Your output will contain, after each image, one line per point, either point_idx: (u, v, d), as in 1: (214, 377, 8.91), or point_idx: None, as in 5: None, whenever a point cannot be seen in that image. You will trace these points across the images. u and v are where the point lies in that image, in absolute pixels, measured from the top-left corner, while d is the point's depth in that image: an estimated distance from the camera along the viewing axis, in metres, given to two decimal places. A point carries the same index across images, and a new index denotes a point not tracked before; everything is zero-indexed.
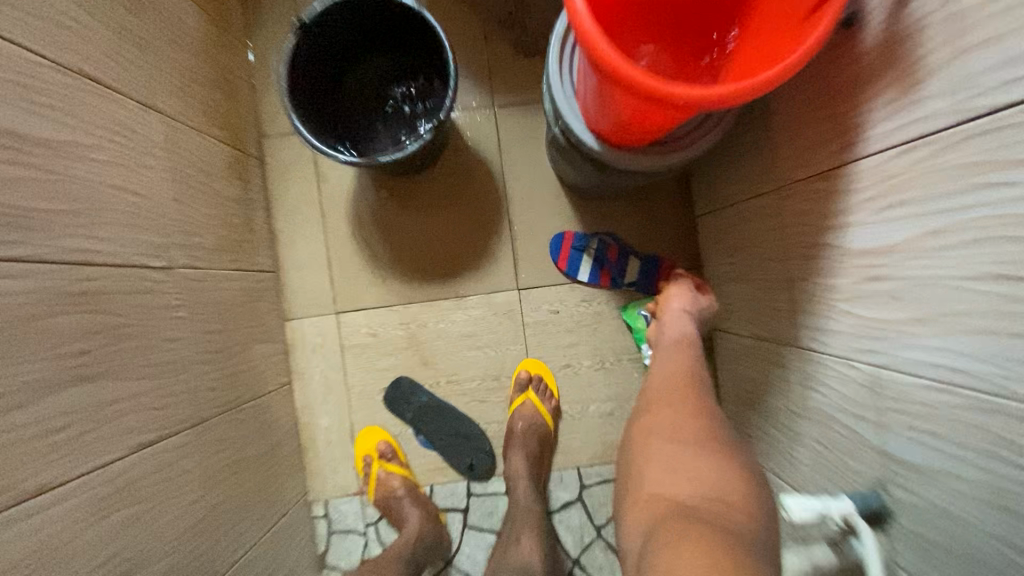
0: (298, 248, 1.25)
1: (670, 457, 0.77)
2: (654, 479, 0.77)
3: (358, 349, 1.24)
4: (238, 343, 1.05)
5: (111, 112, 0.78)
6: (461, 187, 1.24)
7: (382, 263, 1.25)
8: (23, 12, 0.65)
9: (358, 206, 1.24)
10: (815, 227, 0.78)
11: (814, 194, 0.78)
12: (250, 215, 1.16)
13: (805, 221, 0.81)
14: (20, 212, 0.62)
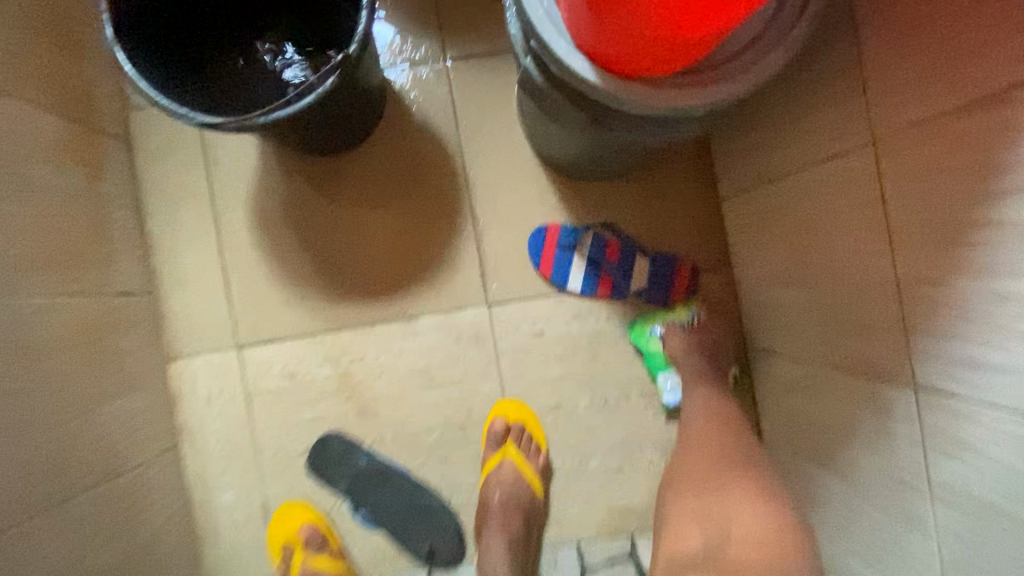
0: (182, 262, 0.91)
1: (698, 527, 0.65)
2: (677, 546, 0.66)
3: (271, 396, 0.91)
4: (72, 404, 0.71)
5: None
6: (406, 170, 0.91)
7: (299, 278, 0.91)
8: None
9: (264, 201, 0.91)
10: (957, 192, 0.48)
11: (959, 140, 0.47)
12: (101, 216, 0.82)
13: (935, 186, 0.50)
14: None
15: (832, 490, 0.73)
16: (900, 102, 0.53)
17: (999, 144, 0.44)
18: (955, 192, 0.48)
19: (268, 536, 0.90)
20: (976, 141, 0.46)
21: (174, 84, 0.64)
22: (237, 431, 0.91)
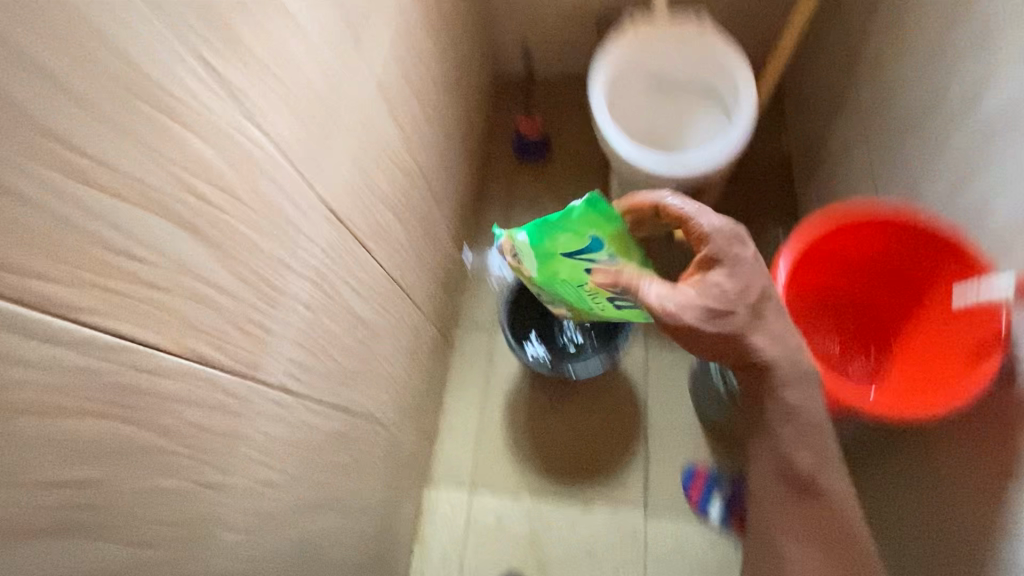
0: (454, 422, 1.43)
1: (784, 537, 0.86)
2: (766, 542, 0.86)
3: (483, 531, 1.32)
4: (398, 497, 1.19)
5: (400, 308, 1.11)
6: (608, 401, 1.40)
7: (523, 453, 1.38)
8: (387, 244, 1.01)
9: (515, 398, 1.44)
10: (977, 541, 0.83)
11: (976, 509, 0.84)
12: (433, 385, 1.39)
13: (970, 533, 0.85)
14: (347, 373, 0.88)
15: None
16: (943, 469, 0.90)
17: (994, 519, 0.80)
18: (978, 540, 0.83)
19: None
20: (984, 513, 0.82)
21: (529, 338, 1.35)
22: (453, 549, 1.31)
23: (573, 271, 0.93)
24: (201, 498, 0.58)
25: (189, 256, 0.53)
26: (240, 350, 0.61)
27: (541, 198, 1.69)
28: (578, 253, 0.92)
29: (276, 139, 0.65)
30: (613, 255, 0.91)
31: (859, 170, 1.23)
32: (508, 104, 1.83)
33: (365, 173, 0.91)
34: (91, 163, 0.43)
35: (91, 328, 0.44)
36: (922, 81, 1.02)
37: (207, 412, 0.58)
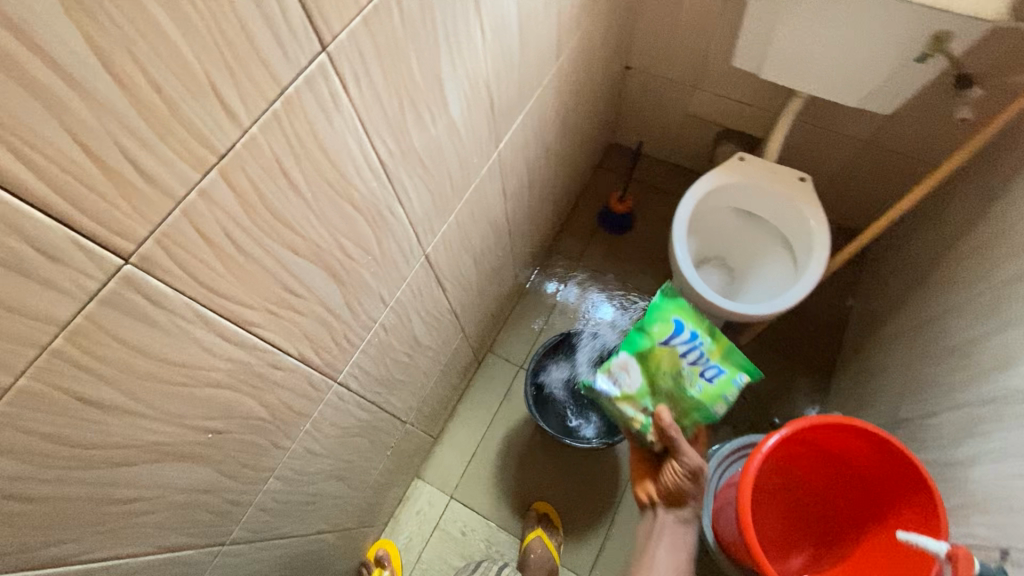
0: (458, 433, 1.62)
1: None
2: None
3: (445, 535, 1.50)
4: (388, 483, 1.37)
5: (451, 332, 1.29)
6: (593, 471, 1.55)
7: (505, 484, 1.55)
8: (459, 284, 1.19)
9: (516, 434, 1.60)
10: None
11: None
12: (451, 398, 1.57)
13: None
14: (391, 380, 1.07)
15: None
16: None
17: None
18: None
19: (376, 544, 1.46)
20: None
21: (550, 411, 1.48)
22: (416, 540, 1.49)
23: (673, 362, 1.07)
24: (270, 456, 0.77)
25: (325, 291, 0.72)
26: (329, 357, 0.80)
27: (605, 267, 1.83)
28: (669, 341, 1.07)
29: (408, 210, 0.83)
30: (709, 345, 1.07)
31: (898, 367, 1.29)
32: (606, 171, 1.96)
33: (465, 229, 1.09)
34: (297, 237, 0.62)
35: (256, 338, 0.63)
36: (975, 321, 1.08)
37: (295, 399, 0.76)
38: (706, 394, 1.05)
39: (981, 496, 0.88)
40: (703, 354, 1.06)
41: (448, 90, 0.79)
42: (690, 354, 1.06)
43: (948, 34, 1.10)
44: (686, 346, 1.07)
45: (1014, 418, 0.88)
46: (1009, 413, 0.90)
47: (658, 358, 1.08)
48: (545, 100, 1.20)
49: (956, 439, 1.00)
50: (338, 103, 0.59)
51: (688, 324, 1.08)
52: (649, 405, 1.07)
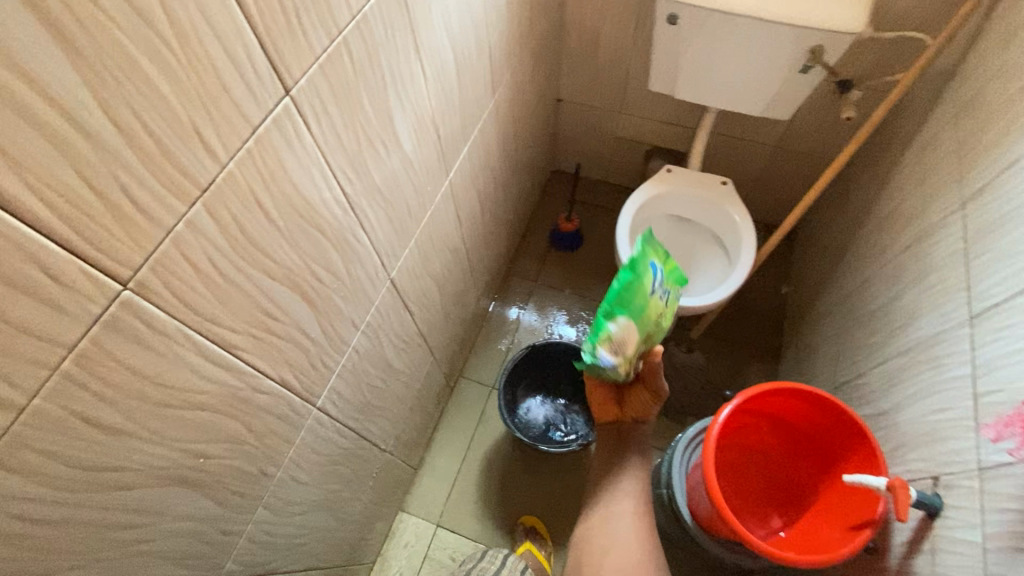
0: (438, 461, 1.63)
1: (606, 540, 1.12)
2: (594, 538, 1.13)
3: (436, 564, 1.50)
4: (374, 517, 1.37)
5: (421, 357, 1.34)
6: (573, 478, 1.60)
7: (489, 504, 1.57)
8: (424, 308, 1.25)
9: (495, 453, 1.64)
10: None
11: None
12: (428, 425, 1.59)
13: None
14: (368, 406, 1.10)
15: None
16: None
17: None
18: None
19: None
20: None
21: (524, 421, 1.55)
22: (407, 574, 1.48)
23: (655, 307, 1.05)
24: (258, 484, 0.79)
25: (301, 316, 0.77)
26: (309, 381, 0.84)
27: (561, 283, 1.93)
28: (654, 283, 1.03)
29: (371, 236, 0.90)
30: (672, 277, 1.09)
31: (831, 339, 1.43)
32: (551, 196, 2.09)
33: (425, 255, 1.16)
34: (273, 263, 0.67)
35: (241, 361, 0.67)
36: (885, 287, 1.23)
37: (280, 423, 0.80)
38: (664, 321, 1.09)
39: (909, 435, 1.00)
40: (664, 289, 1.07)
41: (398, 125, 0.88)
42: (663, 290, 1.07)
43: (820, 49, 1.29)
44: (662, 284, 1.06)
45: (925, 363, 1.01)
46: (921, 359, 1.03)
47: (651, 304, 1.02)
48: (486, 132, 1.31)
49: (883, 391, 1.12)
50: (303, 141, 0.66)
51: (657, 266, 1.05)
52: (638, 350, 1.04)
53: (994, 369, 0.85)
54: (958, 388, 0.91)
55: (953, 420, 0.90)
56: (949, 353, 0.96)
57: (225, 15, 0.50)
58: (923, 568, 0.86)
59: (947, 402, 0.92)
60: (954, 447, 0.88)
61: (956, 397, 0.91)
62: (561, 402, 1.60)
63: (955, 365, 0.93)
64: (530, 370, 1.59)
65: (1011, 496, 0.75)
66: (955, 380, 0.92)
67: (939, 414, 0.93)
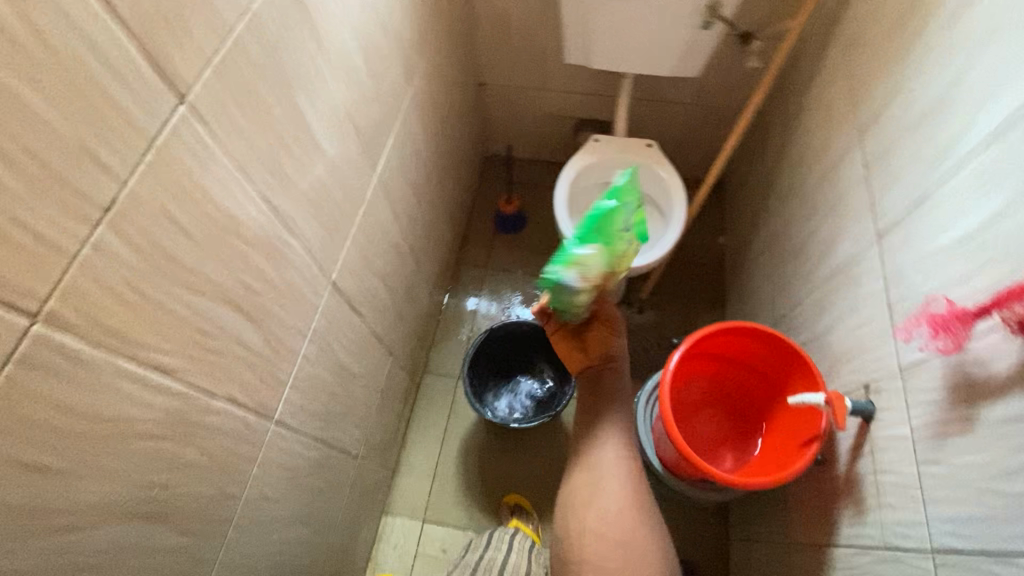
0: (415, 458, 1.63)
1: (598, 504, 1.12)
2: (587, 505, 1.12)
3: (428, 558, 1.51)
4: (357, 524, 1.37)
5: (379, 357, 1.33)
6: (550, 452, 1.63)
7: (471, 490, 1.58)
8: (374, 307, 1.24)
9: (470, 441, 1.65)
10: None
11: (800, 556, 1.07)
12: (399, 425, 1.59)
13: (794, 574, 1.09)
14: (330, 413, 1.09)
15: None
16: (787, 530, 1.14)
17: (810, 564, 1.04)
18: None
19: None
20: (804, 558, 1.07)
21: (493, 403, 1.57)
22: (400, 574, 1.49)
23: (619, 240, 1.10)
24: (223, 506, 0.77)
25: (239, 330, 0.75)
26: (260, 395, 0.82)
27: (511, 265, 1.95)
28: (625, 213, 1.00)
29: (302, 240, 0.88)
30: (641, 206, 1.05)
31: (766, 277, 1.52)
32: (490, 181, 2.10)
33: (365, 253, 1.15)
34: (198, 279, 0.65)
35: (181, 383, 0.65)
36: (805, 220, 1.32)
37: (236, 442, 0.78)
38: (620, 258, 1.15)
39: (841, 351, 1.08)
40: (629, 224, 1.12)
41: (312, 125, 0.86)
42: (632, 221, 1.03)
43: (717, 3, 1.35)
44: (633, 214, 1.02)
45: (846, 283, 1.09)
46: (843, 280, 1.10)
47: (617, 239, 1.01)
48: (410, 123, 1.30)
49: (815, 316, 1.20)
50: (209, 149, 0.64)
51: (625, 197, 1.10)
52: (601, 281, 1.04)
53: (902, 282, 0.93)
54: (876, 301, 0.99)
55: (876, 329, 0.97)
56: (865, 270, 1.03)
57: (95, 24, 0.48)
58: (868, 470, 0.93)
59: (870, 314, 1.00)
60: (880, 353, 0.95)
61: (875, 309, 0.98)
62: (526, 378, 1.63)
63: (871, 280, 1.01)
64: (491, 362, 1.61)
65: (930, 389, 0.82)
66: (873, 294, 1.00)
67: (864, 327, 1.01)
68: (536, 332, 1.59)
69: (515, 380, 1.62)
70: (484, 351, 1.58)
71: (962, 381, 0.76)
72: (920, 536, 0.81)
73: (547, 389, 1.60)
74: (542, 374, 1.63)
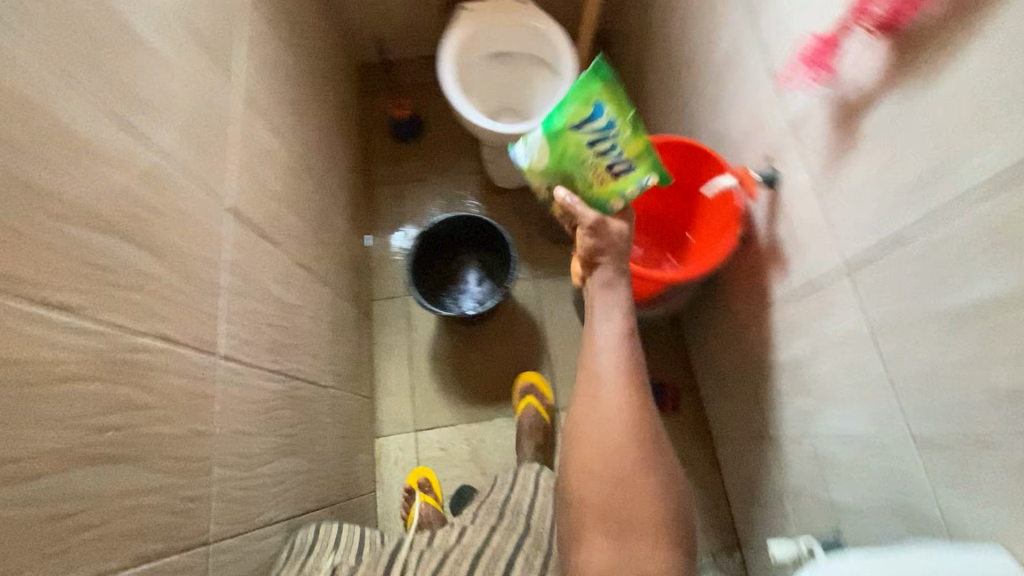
0: (389, 380, 1.64)
1: (602, 415, 0.95)
2: (587, 423, 0.96)
3: (431, 461, 1.57)
4: (351, 450, 1.39)
5: (315, 287, 1.29)
6: (514, 332, 1.68)
7: (452, 390, 1.63)
8: (290, 235, 1.18)
9: (436, 347, 1.67)
10: (750, 350, 1.21)
11: (749, 330, 1.19)
12: (362, 354, 1.58)
13: (747, 347, 1.21)
14: (281, 345, 1.05)
15: (756, 510, 1.31)
16: (732, 313, 1.25)
17: (756, 333, 1.16)
18: (751, 348, 1.19)
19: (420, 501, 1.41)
20: (750, 331, 1.19)
21: (443, 302, 1.56)
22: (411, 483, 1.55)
23: (579, 144, 0.92)
24: (197, 444, 0.75)
25: (139, 261, 0.68)
26: (193, 331, 0.77)
27: (422, 172, 1.89)
28: (580, 125, 0.90)
29: (175, 161, 0.79)
30: (612, 118, 0.89)
31: (664, 103, 1.54)
32: (375, 92, 1.97)
33: (259, 176, 1.06)
34: (67, 207, 0.58)
35: (91, 322, 0.59)
36: (683, 30, 1.33)
37: (183, 379, 0.74)
38: (603, 187, 0.97)
39: (738, 137, 1.14)
40: (616, 147, 0.92)
41: (138, 25, 0.74)
42: (598, 135, 0.91)
43: None
44: (595, 129, 0.90)
45: (729, 72, 1.13)
46: (726, 70, 1.14)
47: (567, 140, 0.92)
48: (259, 28, 1.17)
49: (712, 117, 1.25)
50: (15, 48, 0.53)
51: (607, 112, 0.89)
52: (555, 175, 0.98)
53: (774, 41, 0.96)
54: (756, 74, 1.03)
55: (762, 100, 1.02)
56: (740, 50, 1.07)
57: None
58: (785, 229, 1.00)
59: (755, 89, 1.04)
60: (771, 119, 1.00)
61: (758, 81, 1.03)
62: (465, 267, 1.62)
63: (747, 57, 1.05)
64: (432, 267, 1.58)
65: (819, 129, 0.87)
66: (752, 69, 1.04)
67: (752, 103, 1.06)
68: (469, 223, 1.54)
69: (456, 272, 1.61)
70: (427, 256, 1.56)
71: (840, 106, 0.82)
72: (832, 263, 0.88)
73: (489, 270, 1.60)
74: (480, 259, 1.62)
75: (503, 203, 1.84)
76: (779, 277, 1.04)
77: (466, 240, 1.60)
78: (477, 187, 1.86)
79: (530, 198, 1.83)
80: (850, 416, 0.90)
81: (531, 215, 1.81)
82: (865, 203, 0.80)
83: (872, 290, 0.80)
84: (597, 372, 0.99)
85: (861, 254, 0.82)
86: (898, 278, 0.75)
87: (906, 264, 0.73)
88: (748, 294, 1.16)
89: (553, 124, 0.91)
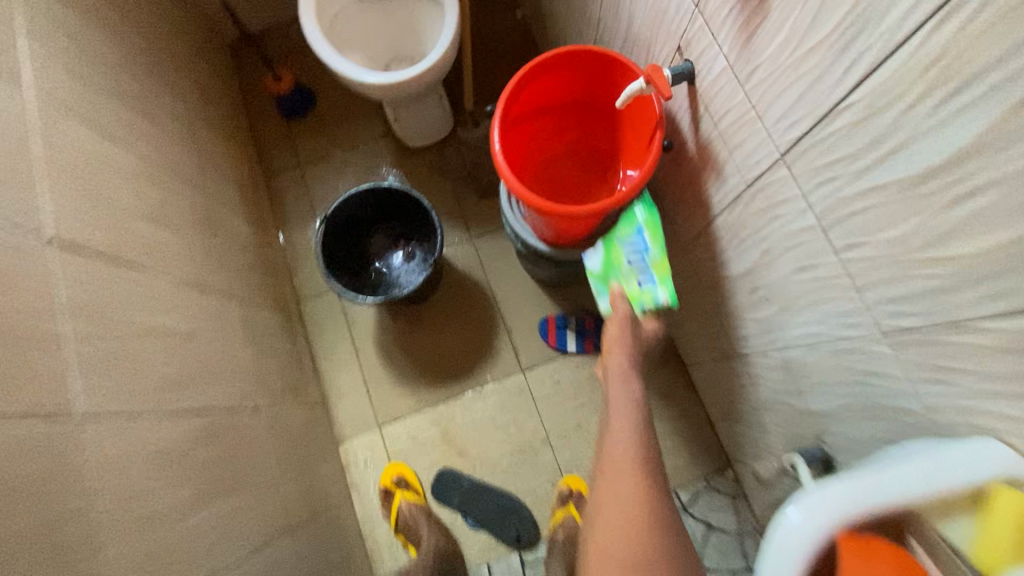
0: (340, 381, 1.52)
1: (620, 501, 0.83)
2: (607, 516, 0.82)
3: (403, 454, 1.47)
4: (308, 466, 1.28)
5: (216, 304, 1.13)
6: (461, 301, 1.56)
7: (408, 376, 1.52)
8: (163, 253, 1.01)
9: (381, 335, 1.55)
10: (703, 268, 1.11)
11: (699, 248, 1.09)
12: (302, 360, 1.46)
13: (700, 266, 1.12)
14: (177, 380, 0.91)
15: (739, 429, 1.26)
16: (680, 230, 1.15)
17: (706, 249, 1.06)
18: (704, 266, 1.10)
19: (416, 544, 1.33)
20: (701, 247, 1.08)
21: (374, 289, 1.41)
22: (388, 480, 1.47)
23: (618, 260, 1.09)
24: (63, 529, 0.62)
25: None
26: (23, 399, 0.63)
27: (325, 149, 1.71)
28: (626, 241, 1.09)
29: None
30: (652, 242, 1.04)
31: (566, 14, 1.37)
32: (252, 71, 1.75)
33: (95, 192, 0.88)
34: None
35: None
36: None
37: (20, 461, 0.60)
38: (631, 294, 1.05)
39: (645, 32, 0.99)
40: (646, 260, 1.03)
41: None
42: (633, 251, 1.06)
43: None
44: (632, 243, 1.07)
45: None
46: None
47: (614, 254, 1.10)
48: (54, 15, 0.96)
49: (615, 17, 1.10)
50: None
51: (647, 238, 1.05)
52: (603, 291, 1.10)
53: None
54: None
55: None
56: None
57: None
58: (711, 126, 0.88)
59: None
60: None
61: None
62: (388, 245, 1.46)
63: None
64: (352, 254, 1.42)
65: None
66: None
67: None
68: (372, 196, 1.37)
69: (380, 253, 1.46)
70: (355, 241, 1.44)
71: None
72: (768, 153, 0.77)
73: (413, 240, 1.46)
74: (401, 232, 1.46)
75: (421, 165, 1.67)
76: (717, 178, 0.92)
77: (380, 215, 1.44)
78: (389, 153, 1.69)
79: (448, 153, 1.67)
80: (813, 318, 0.80)
81: (453, 172, 1.65)
82: (790, 73, 0.68)
83: (815, 174, 0.69)
84: (620, 467, 0.86)
85: (796, 135, 0.70)
86: (841, 154, 0.64)
87: (848, 134, 0.62)
88: (689, 207, 1.05)
89: (608, 245, 1.11)
